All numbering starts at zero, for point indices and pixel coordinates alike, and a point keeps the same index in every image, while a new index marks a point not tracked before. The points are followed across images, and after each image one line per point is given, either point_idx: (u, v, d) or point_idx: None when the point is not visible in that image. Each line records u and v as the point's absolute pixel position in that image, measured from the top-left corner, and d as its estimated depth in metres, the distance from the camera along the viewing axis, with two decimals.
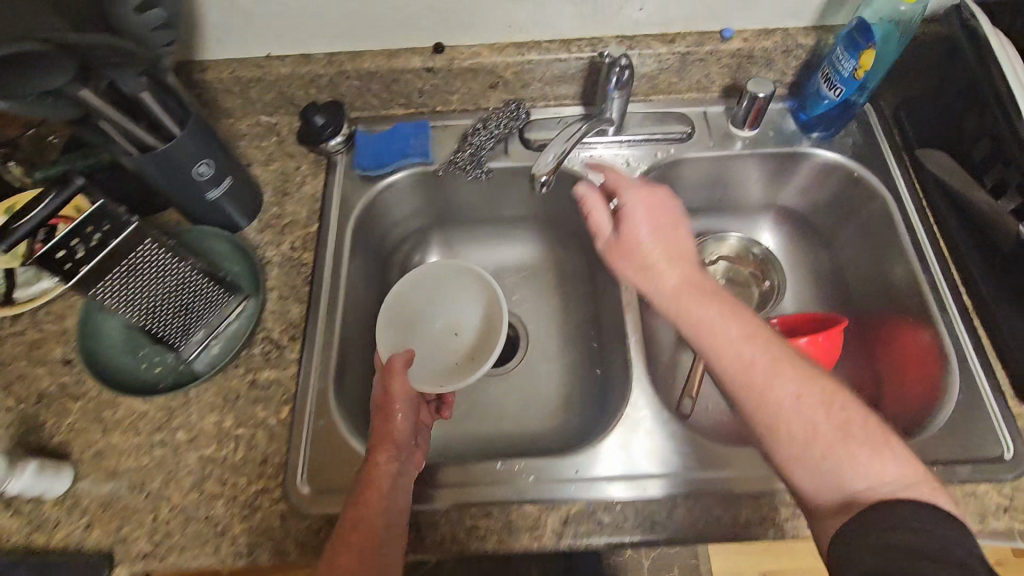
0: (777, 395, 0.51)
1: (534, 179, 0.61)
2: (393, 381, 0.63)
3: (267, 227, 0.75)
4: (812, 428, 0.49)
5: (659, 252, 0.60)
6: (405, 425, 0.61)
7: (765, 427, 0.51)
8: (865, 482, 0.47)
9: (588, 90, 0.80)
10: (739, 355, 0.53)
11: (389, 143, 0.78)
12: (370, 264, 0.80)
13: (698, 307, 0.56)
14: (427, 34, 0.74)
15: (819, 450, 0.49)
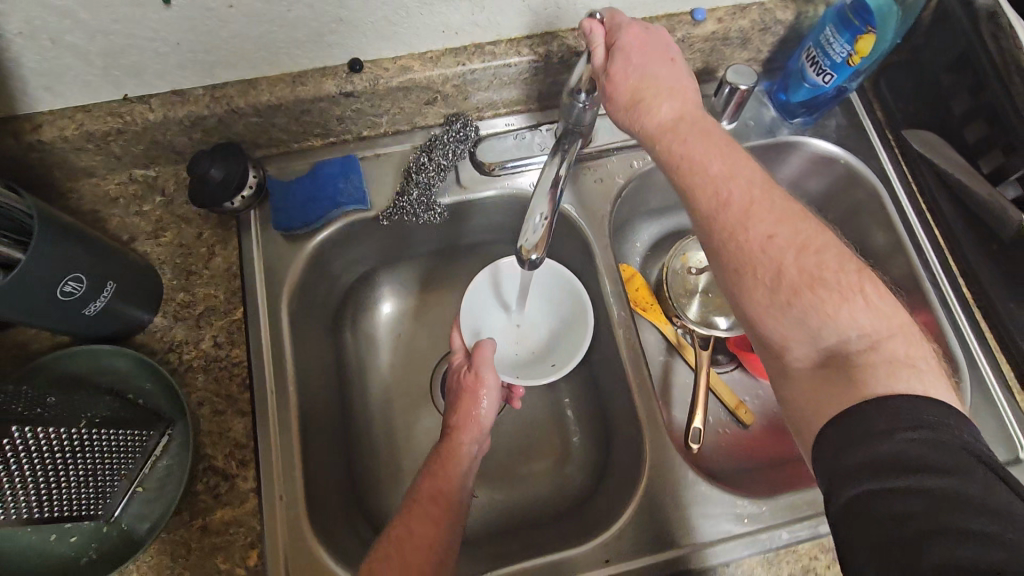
0: (753, 237, 0.47)
1: (523, 258, 0.50)
2: (483, 371, 0.60)
3: (177, 318, 0.60)
4: (806, 281, 0.45)
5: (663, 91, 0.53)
6: (487, 420, 0.59)
7: (740, 268, 0.48)
8: (847, 330, 0.44)
9: (544, 92, 0.68)
10: (728, 195, 0.49)
11: (314, 191, 0.63)
12: (317, 334, 0.67)
13: (706, 161, 0.50)
14: (338, 50, 0.58)
15: (806, 287, 0.45)
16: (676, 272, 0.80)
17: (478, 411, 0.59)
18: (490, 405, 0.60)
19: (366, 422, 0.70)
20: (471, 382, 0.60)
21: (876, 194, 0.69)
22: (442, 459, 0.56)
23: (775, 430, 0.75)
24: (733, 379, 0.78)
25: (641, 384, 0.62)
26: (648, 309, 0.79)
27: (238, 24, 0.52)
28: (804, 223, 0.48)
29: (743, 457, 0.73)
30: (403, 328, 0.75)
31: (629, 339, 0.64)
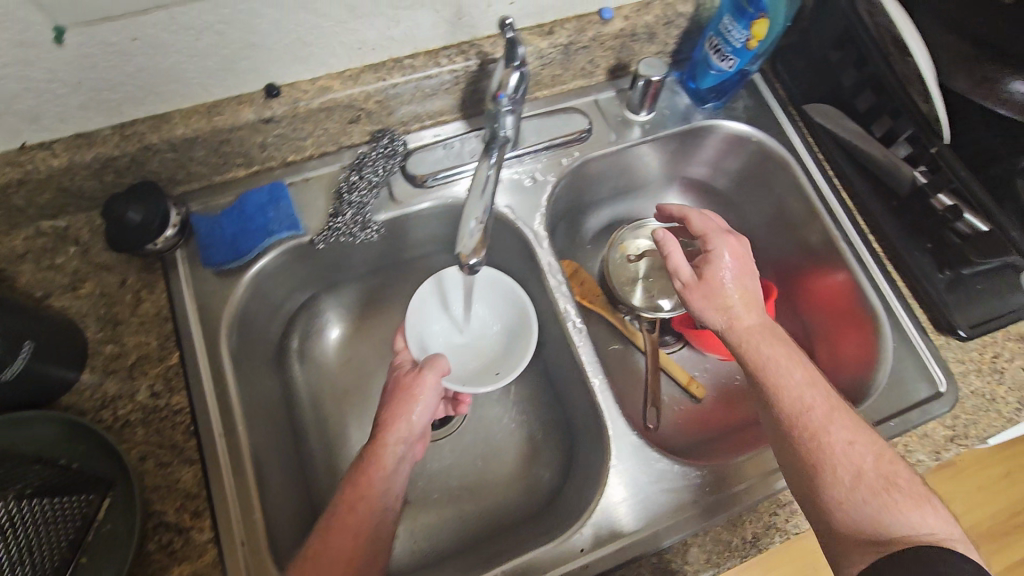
0: (834, 442, 0.51)
1: (462, 262, 0.53)
2: (425, 376, 0.58)
3: (108, 372, 0.56)
4: (880, 483, 0.50)
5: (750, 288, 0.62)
6: (417, 427, 0.58)
7: (817, 467, 0.51)
8: (915, 528, 0.47)
9: (468, 100, 0.68)
10: (806, 391, 0.55)
11: (243, 223, 0.61)
12: (263, 368, 0.65)
13: (753, 323, 0.60)
14: (253, 76, 0.56)
15: (882, 489, 0.49)
16: (617, 262, 0.82)
17: (409, 416, 0.58)
18: (423, 412, 0.58)
19: (325, 452, 0.68)
20: (408, 388, 0.58)
21: (787, 167, 0.74)
22: (367, 467, 0.55)
23: (726, 400, 0.79)
24: (682, 357, 0.81)
25: (596, 373, 0.64)
26: (594, 301, 0.80)
27: (142, 58, 0.50)
28: (879, 450, 0.52)
29: (699, 429, 0.76)
30: (353, 352, 0.74)
31: (579, 331, 0.65)
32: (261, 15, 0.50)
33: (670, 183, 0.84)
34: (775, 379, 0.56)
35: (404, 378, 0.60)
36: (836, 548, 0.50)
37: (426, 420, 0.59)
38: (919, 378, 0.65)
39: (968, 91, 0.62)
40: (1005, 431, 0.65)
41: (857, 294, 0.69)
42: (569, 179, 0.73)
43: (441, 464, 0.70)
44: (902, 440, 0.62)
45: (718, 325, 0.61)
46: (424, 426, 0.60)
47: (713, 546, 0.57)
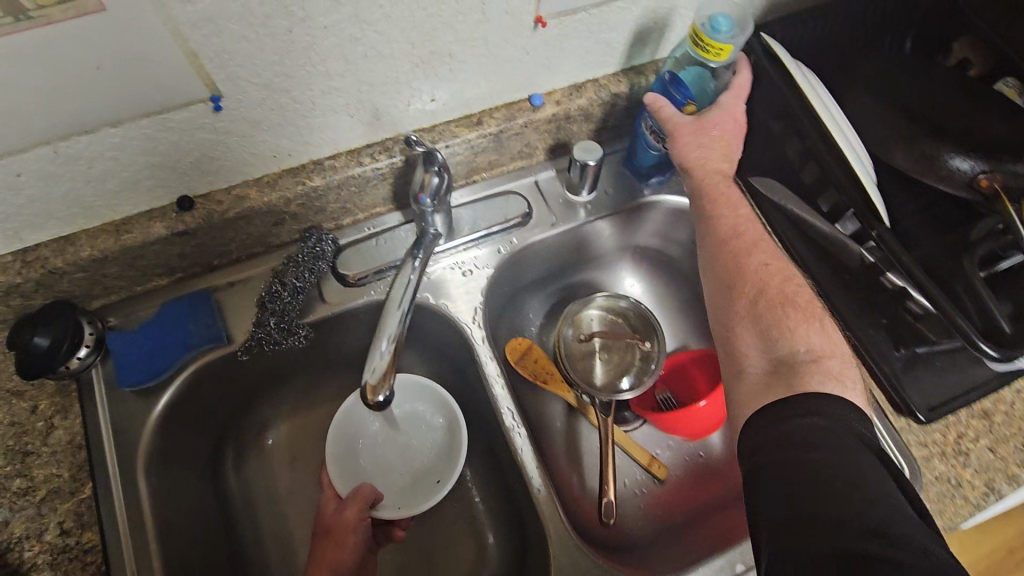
0: (751, 261, 0.59)
1: (369, 394, 0.48)
2: (347, 513, 0.58)
3: (14, 511, 0.53)
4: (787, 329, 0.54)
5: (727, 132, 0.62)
6: (350, 571, 0.56)
7: (733, 279, 0.59)
8: (800, 357, 0.51)
9: (401, 192, 0.67)
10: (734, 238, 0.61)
11: (162, 337, 0.59)
12: (190, 484, 0.62)
13: (713, 127, 0.63)
14: (161, 191, 0.54)
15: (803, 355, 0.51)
16: (569, 340, 0.79)
17: (337, 558, 0.56)
18: (354, 553, 0.57)
19: (262, 568, 0.64)
20: (332, 529, 0.58)
21: None
22: None
23: (690, 479, 0.75)
24: (643, 436, 0.78)
25: (540, 483, 0.60)
26: (550, 379, 0.77)
27: (34, 189, 0.48)
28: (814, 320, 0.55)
29: (661, 515, 0.73)
30: (296, 453, 0.71)
31: (518, 435, 0.62)
32: (157, 138, 0.48)
33: (622, 255, 0.82)
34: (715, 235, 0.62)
35: (327, 519, 0.59)
36: (735, 331, 0.57)
37: (359, 561, 0.58)
38: None
39: (908, 167, 0.61)
40: (973, 517, 0.62)
41: None
42: (512, 264, 0.71)
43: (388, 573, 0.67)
44: None
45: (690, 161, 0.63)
46: (360, 565, 0.59)
47: None
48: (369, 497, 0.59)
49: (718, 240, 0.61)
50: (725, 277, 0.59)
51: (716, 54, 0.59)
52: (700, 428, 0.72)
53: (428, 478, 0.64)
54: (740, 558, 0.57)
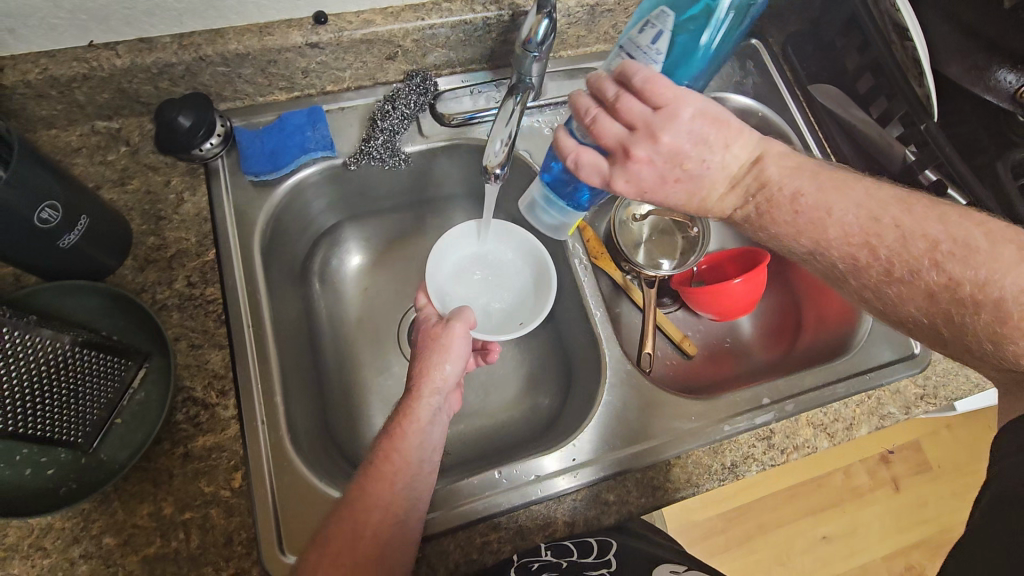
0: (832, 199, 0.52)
1: (488, 172, 0.58)
2: (453, 328, 0.62)
3: (148, 263, 0.61)
4: (943, 279, 0.49)
5: (663, 164, 0.50)
6: (450, 378, 0.61)
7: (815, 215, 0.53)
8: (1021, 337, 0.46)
9: (497, 51, 0.74)
10: (834, 240, 0.52)
11: (282, 139, 0.66)
12: (286, 279, 0.70)
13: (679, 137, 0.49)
14: (304, 2, 0.61)
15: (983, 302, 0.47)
16: (622, 222, 0.87)
17: (442, 367, 0.60)
18: (457, 363, 0.61)
19: (337, 368, 0.73)
20: (437, 339, 0.62)
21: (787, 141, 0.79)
22: (403, 419, 0.57)
23: (716, 358, 0.83)
24: (677, 318, 0.85)
25: (599, 316, 0.69)
26: (600, 257, 0.85)
27: None
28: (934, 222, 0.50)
29: (689, 382, 0.80)
30: (370, 279, 0.79)
31: (581, 266, 0.72)
32: None
33: None
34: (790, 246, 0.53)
35: (433, 329, 0.63)
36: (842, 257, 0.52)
37: (459, 371, 0.62)
38: (894, 344, 0.70)
39: (958, 76, 0.68)
40: (970, 396, 0.70)
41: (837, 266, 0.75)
42: None
43: None
44: (875, 394, 0.67)
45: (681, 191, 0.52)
46: (457, 379, 0.62)
47: (693, 469, 0.61)
48: (469, 322, 0.63)
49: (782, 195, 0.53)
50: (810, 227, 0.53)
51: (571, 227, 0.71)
52: (733, 306, 0.80)
53: (515, 319, 0.71)
54: (766, 393, 0.65)
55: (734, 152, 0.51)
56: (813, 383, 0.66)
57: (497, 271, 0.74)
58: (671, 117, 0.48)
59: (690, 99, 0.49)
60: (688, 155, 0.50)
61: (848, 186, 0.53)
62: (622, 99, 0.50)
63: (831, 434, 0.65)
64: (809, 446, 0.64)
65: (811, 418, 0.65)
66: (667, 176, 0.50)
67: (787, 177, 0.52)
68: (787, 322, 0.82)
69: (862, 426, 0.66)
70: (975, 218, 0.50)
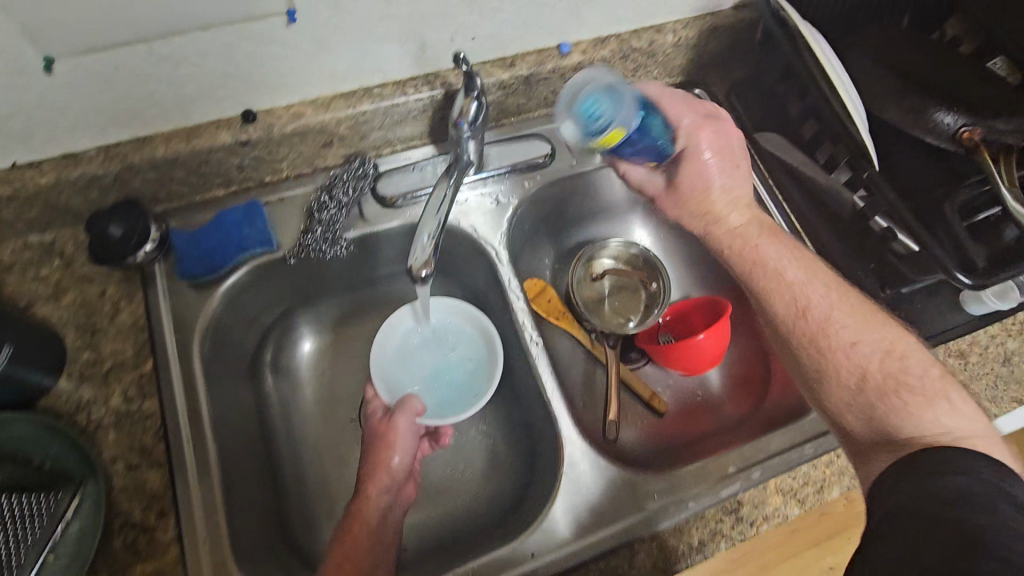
0: (767, 251, 0.65)
1: (414, 272, 0.56)
2: (397, 423, 0.63)
3: (83, 379, 0.59)
4: (880, 344, 0.57)
5: (724, 154, 0.67)
6: (399, 470, 0.62)
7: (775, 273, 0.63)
8: (921, 420, 0.52)
9: (436, 126, 0.73)
10: (801, 297, 0.61)
11: (220, 238, 0.65)
12: (234, 377, 0.68)
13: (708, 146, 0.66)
14: (229, 102, 0.61)
15: (888, 390, 0.55)
16: (581, 281, 0.86)
17: (390, 461, 0.62)
18: (403, 455, 0.63)
19: (294, 463, 0.70)
20: (383, 434, 0.62)
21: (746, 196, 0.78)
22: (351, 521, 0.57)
23: (689, 414, 0.80)
24: (646, 374, 0.83)
25: (553, 388, 0.67)
26: (559, 318, 0.83)
27: (126, 86, 0.54)
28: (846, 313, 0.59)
29: (661, 443, 0.78)
30: (325, 362, 0.77)
31: (535, 346, 0.69)
32: (237, 48, 0.55)
33: (633, 206, 0.88)
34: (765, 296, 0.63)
35: (377, 423, 0.64)
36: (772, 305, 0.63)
37: (407, 462, 0.63)
38: None
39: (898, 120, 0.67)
40: None
41: None
42: (532, 202, 0.77)
43: None
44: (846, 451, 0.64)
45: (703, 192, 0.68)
46: (407, 470, 0.64)
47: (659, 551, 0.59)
48: (416, 412, 0.63)
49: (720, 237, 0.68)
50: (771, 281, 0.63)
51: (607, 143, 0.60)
52: (700, 361, 0.78)
53: (460, 396, 0.69)
54: (732, 461, 0.62)
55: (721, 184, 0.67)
56: (780, 446, 0.64)
57: (446, 348, 0.72)
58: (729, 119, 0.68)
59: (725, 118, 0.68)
60: (706, 160, 0.67)
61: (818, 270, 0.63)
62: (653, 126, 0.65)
63: (802, 501, 0.62)
64: (780, 515, 0.61)
65: (779, 485, 0.62)
66: (719, 171, 0.67)
67: (763, 235, 0.66)
68: (756, 372, 0.81)
69: (835, 488, 0.63)
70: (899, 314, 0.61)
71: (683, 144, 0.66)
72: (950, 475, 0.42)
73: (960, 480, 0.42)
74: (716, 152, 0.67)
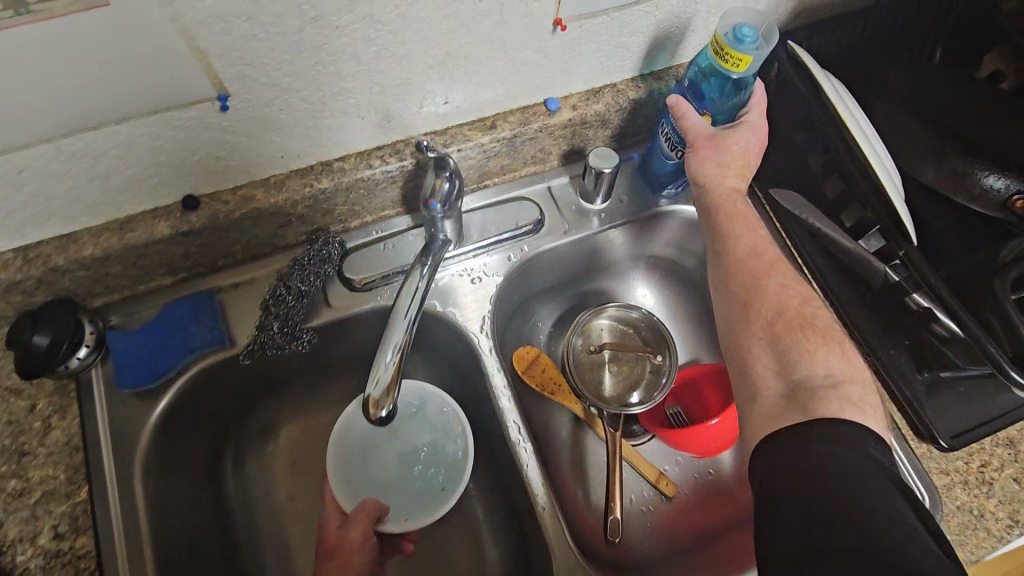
0: (770, 283, 0.56)
1: (371, 410, 0.47)
2: (351, 535, 0.55)
3: (8, 513, 0.52)
4: (802, 320, 0.53)
5: (755, 137, 0.58)
6: None
7: (751, 299, 0.55)
8: (815, 370, 0.51)
9: (411, 195, 0.65)
10: (772, 298, 0.55)
11: (165, 338, 0.58)
12: (188, 491, 0.60)
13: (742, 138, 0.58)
14: (166, 190, 0.53)
15: (797, 328, 0.53)
16: (579, 350, 0.77)
17: None
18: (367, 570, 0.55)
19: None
20: (336, 544, 0.55)
21: None
22: None
23: (701, 499, 0.73)
24: (652, 450, 0.75)
25: (544, 498, 0.59)
26: (557, 390, 0.75)
27: (37, 185, 0.47)
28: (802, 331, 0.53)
29: (672, 537, 0.70)
30: (296, 456, 0.69)
31: (524, 450, 0.60)
32: (164, 135, 0.47)
33: (634, 264, 0.80)
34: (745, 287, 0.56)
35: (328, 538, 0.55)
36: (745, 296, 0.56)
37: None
38: None
39: (936, 182, 0.58)
40: (998, 552, 0.59)
41: None
42: (522, 272, 0.69)
43: None
44: None
45: (717, 179, 0.59)
46: None
47: None
48: (371, 514, 0.56)
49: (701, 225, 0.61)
50: (742, 274, 0.57)
51: (736, 66, 0.54)
52: (711, 444, 0.70)
53: (419, 493, 0.60)
54: None
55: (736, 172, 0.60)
56: None
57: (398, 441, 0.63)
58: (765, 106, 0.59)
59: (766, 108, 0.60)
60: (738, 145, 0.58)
61: (787, 271, 0.57)
62: (693, 114, 0.58)
63: None
64: None
65: None
66: (738, 159, 0.59)
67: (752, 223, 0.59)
68: None
69: None
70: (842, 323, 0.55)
71: (715, 134, 0.58)
72: (826, 442, 0.44)
73: (839, 451, 0.43)
74: (743, 139, 0.58)
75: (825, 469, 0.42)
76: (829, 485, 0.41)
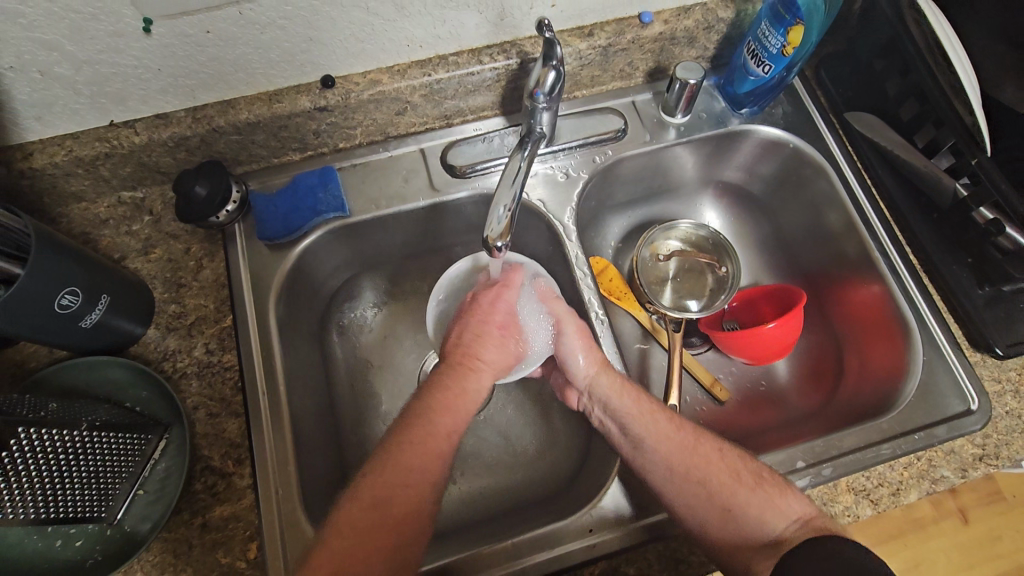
0: (703, 455, 0.59)
1: (490, 245, 0.59)
2: (511, 296, 0.66)
3: (170, 332, 0.63)
4: (752, 475, 0.57)
5: (588, 347, 0.64)
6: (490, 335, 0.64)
7: (641, 440, 0.60)
8: (658, 456, 0.59)
9: (508, 98, 0.72)
10: (663, 433, 0.60)
11: (295, 202, 0.67)
12: (305, 338, 0.70)
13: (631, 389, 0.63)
14: (310, 68, 0.61)
15: (646, 415, 0.61)
16: (647, 261, 0.83)
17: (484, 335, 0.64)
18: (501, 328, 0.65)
19: (359, 423, 0.73)
20: (427, 430, 0.56)
21: (833, 182, 0.74)
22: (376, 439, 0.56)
23: (747, 404, 0.77)
24: (707, 360, 0.80)
25: (613, 358, 0.68)
26: (621, 297, 0.81)
27: (215, 49, 0.56)
28: (628, 407, 0.62)
29: (715, 431, 0.75)
30: (388, 328, 0.78)
31: (601, 325, 0.69)
32: (322, 11, 0.55)
33: (704, 186, 0.85)
34: (650, 439, 0.60)
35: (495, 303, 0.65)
36: (660, 472, 0.58)
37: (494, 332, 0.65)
38: (947, 393, 0.64)
39: (1015, 101, 0.61)
40: None
41: (884, 303, 0.70)
42: (602, 176, 0.75)
43: (466, 443, 0.75)
44: (926, 454, 0.62)
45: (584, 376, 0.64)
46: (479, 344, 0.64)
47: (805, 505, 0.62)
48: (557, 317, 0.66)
49: (605, 393, 0.63)
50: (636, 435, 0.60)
51: None
52: (766, 351, 0.75)
53: None
54: (800, 456, 0.61)
55: (583, 361, 0.64)
56: (853, 445, 0.62)
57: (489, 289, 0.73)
58: (576, 325, 0.65)
59: (569, 329, 0.65)
60: (570, 359, 0.64)
61: (696, 455, 0.59)
62: (548, 301, 0.66)
63: (874, 502, 0.60)
64: (849, 514, 0.60)
65: (851, 483, 0.60)
66: (591, 369, 0.64)
67: (615, 399, 0.62)
68: (826, 366, 0.76)
69: (911, 492, 0.61)
70: (727, 459, 0.58)
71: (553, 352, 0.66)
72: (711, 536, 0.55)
73: (694, 507, 0.56)
74: (584, 348, 0.64)
75: (716, 500, 0.56)
76: (733, 539, 0.55)
